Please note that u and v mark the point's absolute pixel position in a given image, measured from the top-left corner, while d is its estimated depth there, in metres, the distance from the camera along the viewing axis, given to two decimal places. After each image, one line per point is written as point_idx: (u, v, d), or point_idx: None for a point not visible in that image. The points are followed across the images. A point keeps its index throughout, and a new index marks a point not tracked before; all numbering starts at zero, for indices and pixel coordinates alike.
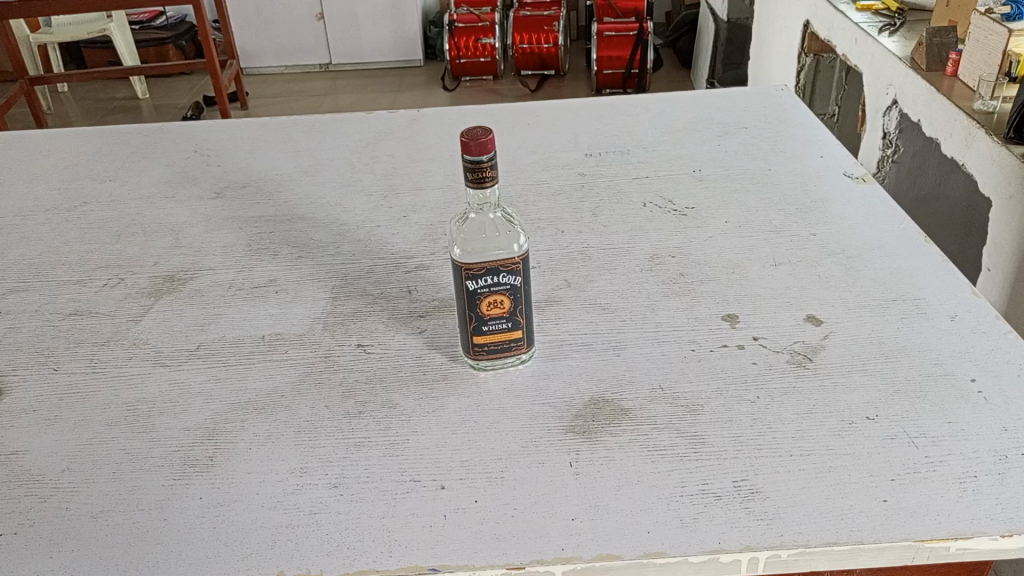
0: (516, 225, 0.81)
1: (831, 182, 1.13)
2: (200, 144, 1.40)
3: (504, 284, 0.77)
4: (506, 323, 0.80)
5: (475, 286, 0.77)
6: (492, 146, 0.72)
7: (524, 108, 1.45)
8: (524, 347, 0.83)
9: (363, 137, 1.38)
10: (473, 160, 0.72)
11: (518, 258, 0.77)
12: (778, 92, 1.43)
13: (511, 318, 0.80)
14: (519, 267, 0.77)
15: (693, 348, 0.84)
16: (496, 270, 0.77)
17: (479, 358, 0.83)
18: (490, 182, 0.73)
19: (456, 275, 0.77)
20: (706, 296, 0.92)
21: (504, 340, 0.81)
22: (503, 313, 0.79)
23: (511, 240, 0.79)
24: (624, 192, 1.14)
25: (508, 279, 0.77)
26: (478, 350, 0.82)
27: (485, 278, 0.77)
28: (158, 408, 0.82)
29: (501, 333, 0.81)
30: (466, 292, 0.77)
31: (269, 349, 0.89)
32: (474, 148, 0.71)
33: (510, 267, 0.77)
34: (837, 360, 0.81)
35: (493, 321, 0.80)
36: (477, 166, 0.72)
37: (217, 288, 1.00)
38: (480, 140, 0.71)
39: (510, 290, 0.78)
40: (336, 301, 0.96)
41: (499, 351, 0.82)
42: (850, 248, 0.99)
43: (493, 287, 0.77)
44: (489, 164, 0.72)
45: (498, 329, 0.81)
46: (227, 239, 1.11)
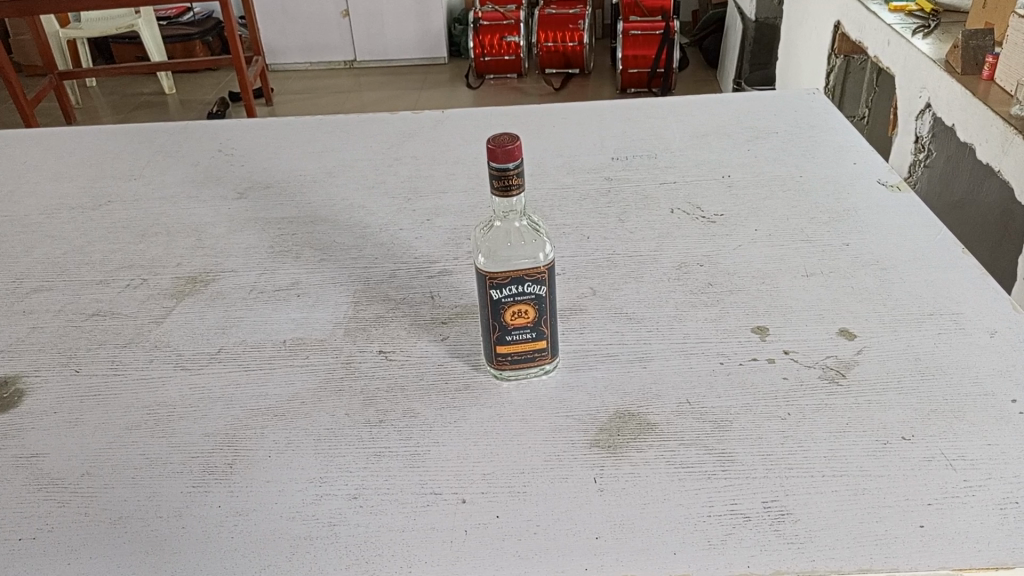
0: (542, 233, 0.79)
1: (864, 190, 1.10)
2: (224, 144, 1.39)
3: (529, 294, 0.76)
4: (530, 333, 0.78)
5: (499, 295, 0.75)
6: (519, 153, 0.71)
7: (550, 111, 1.44)
8: (548, 358, 0.81)
9: (387, 138, 1.37)
10: (500, 167, 0.71)
11: (543, 267, 0.75)
12: (809, 96, 1.40)
13: (536, 328, 0.78)
14: (544, 276, 0.75)
15: (722, 361, 0.82)
16: (521, 279, 0.75)
17: (502, 369, 0.81)
18: (516, 191, 0.72)
19: (480, 284, 0.76)
20: (736, 307, 0.90)
21: (528, 350, 0.80)
22: (527, 323, 0.77)
23: (538, 248, 0.78)
24: (651, 197, 1.12)
25: (533, 288, 0.76)
26: (502, 361, 0.80)
27: (510, 287, 0.75)
28: (178, 413, 0.81)
29: (525, 344, 0.79)
30: (490, 301, 0.76)
31: (290, 353, 0.88)
32: (501, 155, 0.70)
33: (535, 276, 0.75)
34: (871, 377, 0.79)
35: (516, 331, 0.78)
36: (504, 175, 0.71)
37: (238, 291, 1.00)
38: (507, 148, 0.70)
39: (534, 299, 0.76)
40: (358, 306, 0.95)
41: (523, 361, 0.80)
42: (885, 259, 0.96)
43: (517, 296, 0.76)
44: (516, 173, 0.71)
45: (522, 339, 0.79)
46: (250, 241, 1.10)
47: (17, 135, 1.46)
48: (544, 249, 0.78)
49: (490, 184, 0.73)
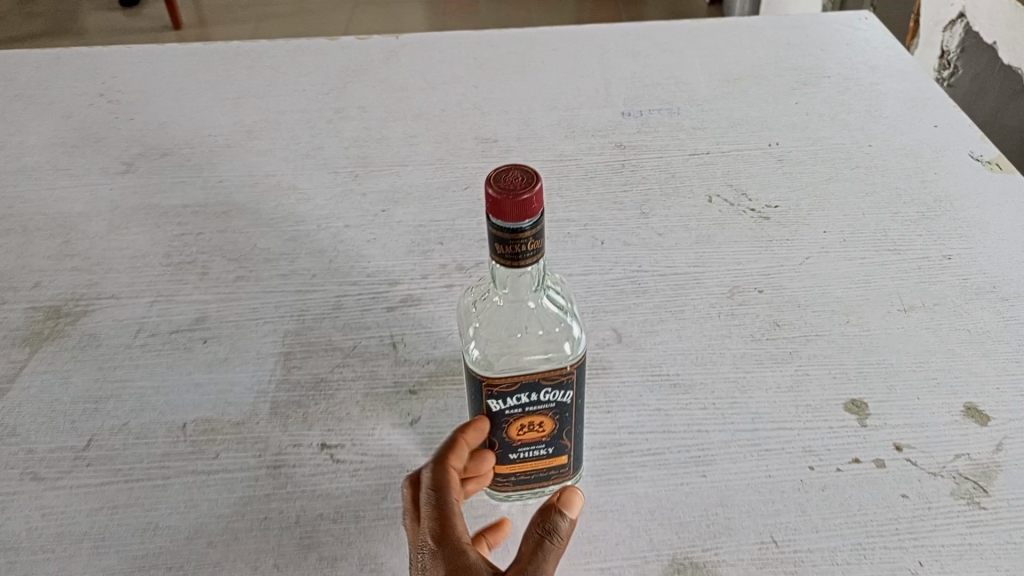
0: (572, 313, 0.52)
1: (955, 168, 0.85)
2: (106, 85, 1.06)
3: (545, 401, 0.51)
4: (546, 449, 0.53)
5: (501, 404, 0.50)
6: (538, 205, 0.43)
7: (533, 38, 1.12)
8: (571, 475, 0.56)
9: (324, 78, 1.05)
10: (510, 226, 0.43)
11: (569, 370, 0.49)
12: (861, 20, 1.11)
13: (555, 443, 0.53)
14: (570, 376, 0.50)
15: (812, 465, 0.58)
16: (534, 384, 0.50)
17: (504, 494, 0.56)
18: (530, 261, 0.45)
19: (472, 388, 0.50)
20: (817, 365, 0.65)
21: (543, 469, 0.55)
22: (543, 438, 0.53)
23: (566, 339, 0.51)
24: (680, 178, 0.85)
25: (551, 393, 0.50)
26: (505, 485, 0.55)
27: (517, 394, 0.50)
28: (21, 564, 0.55)
29: (540, 463, 0.54)
30: (487, 412, 0.51)
31: (194, 448, 0.62)
32: (511, 207, 0.43)
33: (557, 379, 0.50)
34: (1023, 494, 0.56)
35: (527, 450, 0.53)
36: (514, 238, 0.44)
37: (118, 334, 0.71)
38: (520, 198, 0.43)
39: (554, 407, 0.51)
40: (291, 360, 0.68)
41: (534, 483, 0.56)
42: (1005, 283, 0.72)
43: (528, 405, 0.51)
44: (533, 234, 0.44)
45: (534, 458, 0.54)
46: (138, 245, 0.80)
47: None
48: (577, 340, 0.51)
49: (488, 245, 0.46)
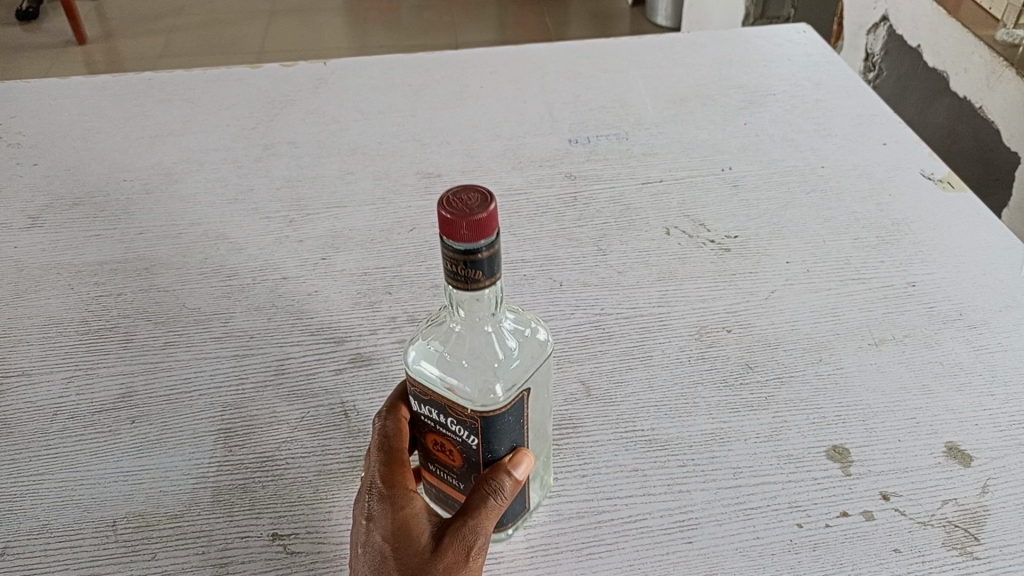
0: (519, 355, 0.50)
1: (907, 189, 0.84)
2: (6, 126, 0.96)
3: (452, 434, 0.49)
4: (458, 480, 0.52)
5: (418, 410, 0.51)
6: (493, 224, 0.40)
7: (470, 60, 1.08)
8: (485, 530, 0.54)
9: (250, 111, 0.98)
10: (465, 248, 0.40)
11: (468, 412, 0.47)
12: (800, 34, 1.10)
13: (465, 479, 0.52)
14: (475, 423, 0.48)
15: (800, 522, 0.55)
16: (443, 408, 0.49)
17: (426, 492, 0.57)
18: (484, 284, 0.41)
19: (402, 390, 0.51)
20: (795, 411, 0.63)
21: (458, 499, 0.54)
22: (455, 468, 0.52)
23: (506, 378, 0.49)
24: (636, 209, 0.82)
25: (458, 429, 0.49)
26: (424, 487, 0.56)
27: (430, 409, 0.50)
28: None
29: (451, 490, 0.54)
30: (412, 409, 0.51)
31: (126, 550, 0.55)
32: (466, 228, 0.39)
33: (458, 415, 0.48)
34: (1015, 539, 0.54)
35: (441, 469, 0.53)
36: (466, 261, 0.40)
37: (32, 418, 0.63)
38: (475, 219, 0.39)
39: (461, 446, 0.50)
40: (233, 437, 0.62)
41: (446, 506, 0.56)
42: (970, 309, 0.71)
43: (440, 428, 0.50)
44: (488, 257, 0.40)
45: (450, 484, 0.53)
46: (50, 311, 0.73)
47: None
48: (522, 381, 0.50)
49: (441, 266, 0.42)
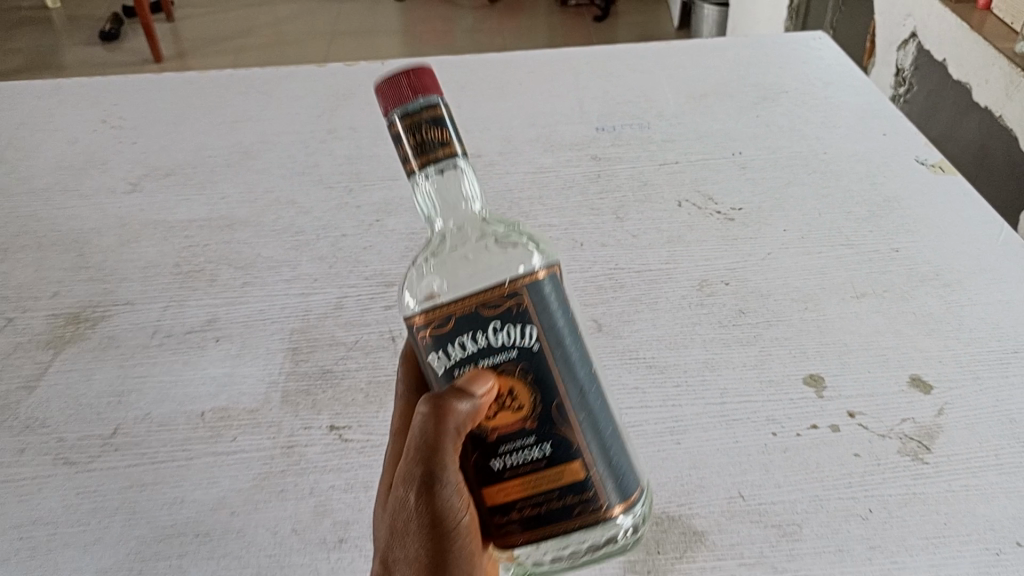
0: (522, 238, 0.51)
1: (903, 171, 0.92)
2: (110, 112, 1.12)
3: (503, 349, 0.45)
4: (536, 441, 0.45)
5: (444, 364, 0.46)
6: (430, 85, 0.45)
7: (513, 61, 1.20)
8: (602, 503, 0.46)
9: (317, 102, 1.12)
10: (408, 108, 0.44)
11: (508, 288, 0.44)
12: (815, 40, 1.20)
13: (546, 431, 0.45)
14: (528, 304, 0.44)
15: (775, 432, 0.65)
16: (483, 321, 0.44)
17: (523, 539, 0.46)
18: (442, 140, 0.44)
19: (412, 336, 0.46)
20: (779, 346, 0.72)
21: (550, 485, 0.46)
22: (527, 422, 0.45)
23: (521, 260, 0.50)
24: (652, 185, 0.92)
25: (513, 334, 0.45)
26: (510, 524, 0.46)
27: (463, 342, 0.45)
28: (62, 537, 0.61)
29: (531, 475, 0.46)
30: (435, 377, 0.46)
31: (211, 434, 0.67)
32: (402, 85, 0.44)
33: (499, 306, 0.44)
34: (961, 450, 0.63)
35: (509, 450, 0.46)
36: (416, 121, 0.44)
37: (136, 335, 0.77)
38: (413, 79, 0.44)
39: (526, 364, 0.45)
40: (298, 355, 0.74)
41: (546, 522, 0.46)
42: (947, 270, 0.79)
43: (487, 359, 0.45)
44: (436, 115, 0.44)
45: (532, 464, 0.46)
46: (149, 256, 0.86)
47: None
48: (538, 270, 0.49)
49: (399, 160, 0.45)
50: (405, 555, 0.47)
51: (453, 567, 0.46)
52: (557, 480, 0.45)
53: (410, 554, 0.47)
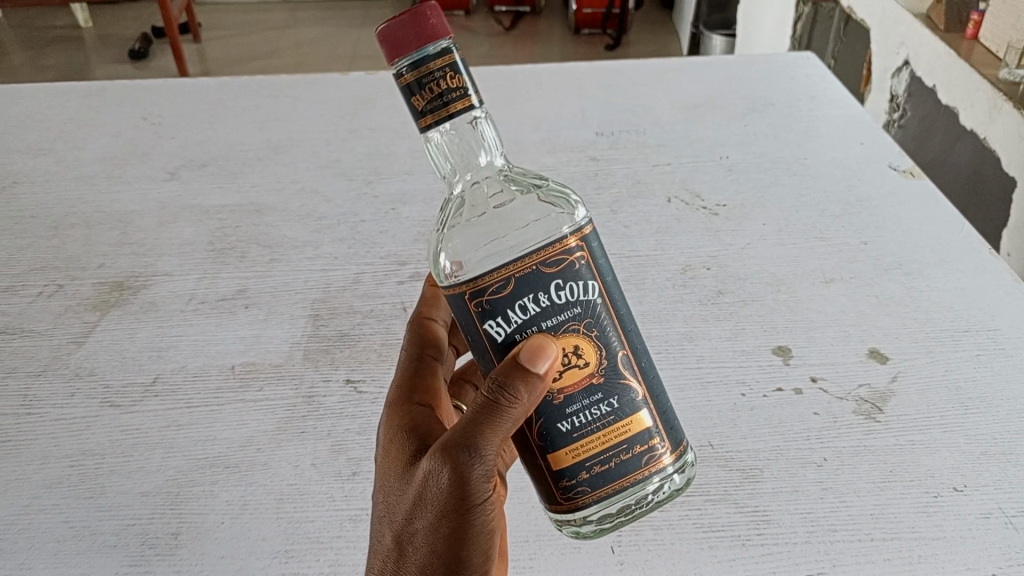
0: (550, 178, 0.52)
1: (876, 176, 1.00)
2: (150, 111, 1.22)
3: (568, 307, 0.48)
4: (600, 400, 0.50)
5: (502, 331, 0.48)
6: (435, 27, 0.45)
7: (522, 74, 1.29)
8: (661, 448, 0.51)
9: (340, 106, 1.22)
10: (415, 60, 0.45)
11: (567, 246, 0.47)
12: (804, 59, 1.29)
13: (609, 389, 0.50)
14: (587, 259, 0.48)
15: (743, 393, 0.72)
16: (545, 282, 0.47)
17: (593, 496, 0.50)
18: (455, 90, 0.45)
19: (451, 299, 0.48)
20: (752, 322, 0.80)
21: (614, 442, 0.50)
22: (592, 383, 0.49)
23: (553, 220, 0.50)
24: (645, 183, 1.01)
25: (575, 292, 0.48)
26: (579, 483, 0.50)
27: (525, 306, 0.48)
28: (108, 465, 0.69)
29: (596, 436, 0.50)
30: (493, 345, 0.49)
31: (240, 384, 0.76)
32: (407, 30, 0.45)
33: (559, 266, 0.47)
34: (910, 411, 0.70)
35: (576, 411, 0.50)
36: (424, 74, 0.45)
37: (174, 301, 0.85)
38: (415, 26, 0.45)
39: (589, 320, 0.49)
40: (319, 321, 0.82)
41: (613, 475, 0.50)
42: (910, 261, 0.86)
43: (550, 319, 0.48)
44: (445, 63, 0.45)
45: (598, 423, 0.50)
46: (185, 234, 0.95)
47: None
48: (569, 215, 0.50)
49: (408, 108, 0.47)
50: (426, 526, 0.49)
51: (470, 541, 0.48)
52: (624, 435, 0.50)
53: (431, 525, 0.48)
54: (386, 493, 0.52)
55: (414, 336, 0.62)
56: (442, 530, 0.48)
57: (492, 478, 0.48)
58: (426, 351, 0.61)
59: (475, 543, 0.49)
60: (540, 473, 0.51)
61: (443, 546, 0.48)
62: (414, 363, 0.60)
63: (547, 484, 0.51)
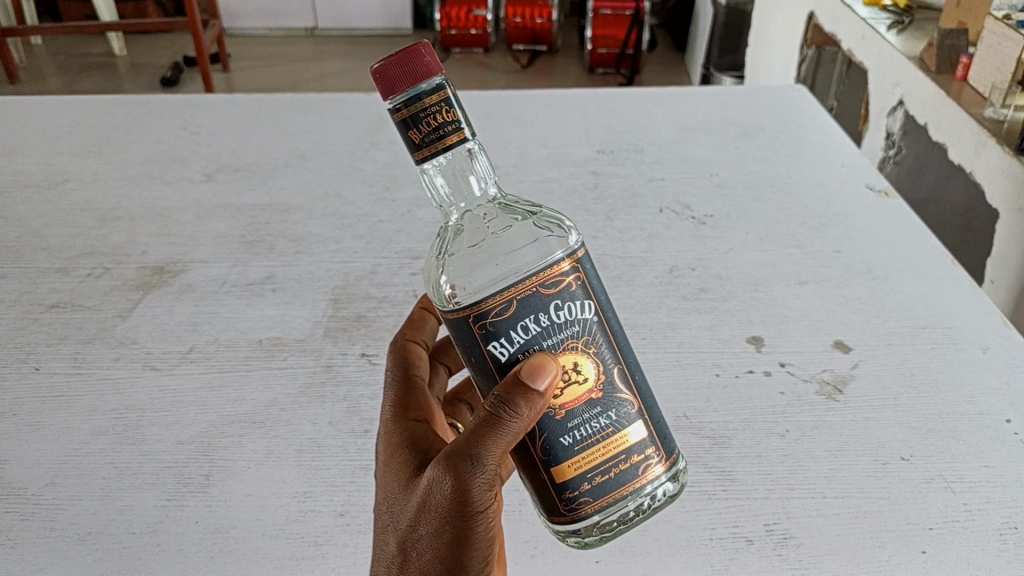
0: (543, 206, 0.57)
1: (853, 194, 1.09)
2: (188, 122, 1.32)
3: (567, 327, 0.51)
4: (598, 414, 0.52)
5: (505, 351, 0.50)
6: (426, 64, 0.49)
7: (532, 97, 1.40)
8: (656, 458, 0.53)
9: (362, 122, 1.32)
10: (407, 98, 0.49)
11: (565, 270, 0.51)
12: (796, 91, 1.39)
13: (608, 403, 0.52)
14: (583, 280, 0.51)
15: (718, 373, 0.81)
16: (545, 303, 0.50)
17: (595, 507, 0.52)
18: (450, 122, 0.49)
19: (453, 322, 0.50)
20: (730, 315, 0.88)
21: (612, 454, 0.52)
22: (591, 397, 0.52)
23: (545, 244, 0.55)
24: (639, 196, 1.10)
25: (572, 311, 0.51)
26: (581, 494, 0.52)
27: (526, 326, 0.50)
28: (148, 418, 0.77)
29: (596, 447, 0.52)
30: (496, 366, 0.51)
31: (267, 354, 0.84)
32: (401, 68, 0.49)
33: (558, 287, 0.50)
34: (867, 393, 0.78)
35: (577, 425, 0.52)
36: (418, 109, 0.49)
37: (209, 283, 0.95)
38: (408, 66, 0.49)
39: (586, 337, 0.52)
40: (339, 304, 0.91)
41: (613, 484, 0.52)
42: (877, 267, 0.95)
43: (550, 338, 0.51)
44: (438, 97, 0.49)
45: (597, 436, 0.52)
46: (220, 228, 1.05)
47: None
48: (561, 239, 0.55)
49: (405, 140, 0.50)
50: (429, 532, 0.51)
51: (472, 545, 0.51)
52: (621, 446, 0.52)
53: (434, 532, 0.51)
54: (390, 502, 0.55)
55: (398, 358, 0.64)
56: (445, 535, 0.50)
57: (492, 488, 0.50)
58: (410, 369, 0.63)
59: (476, 549, 0.51)
60: (541, 486, 0.52)
61: (444, 551, 0.50)
62: (402, 382, 0.62)
63: (549, 499, 0.53)
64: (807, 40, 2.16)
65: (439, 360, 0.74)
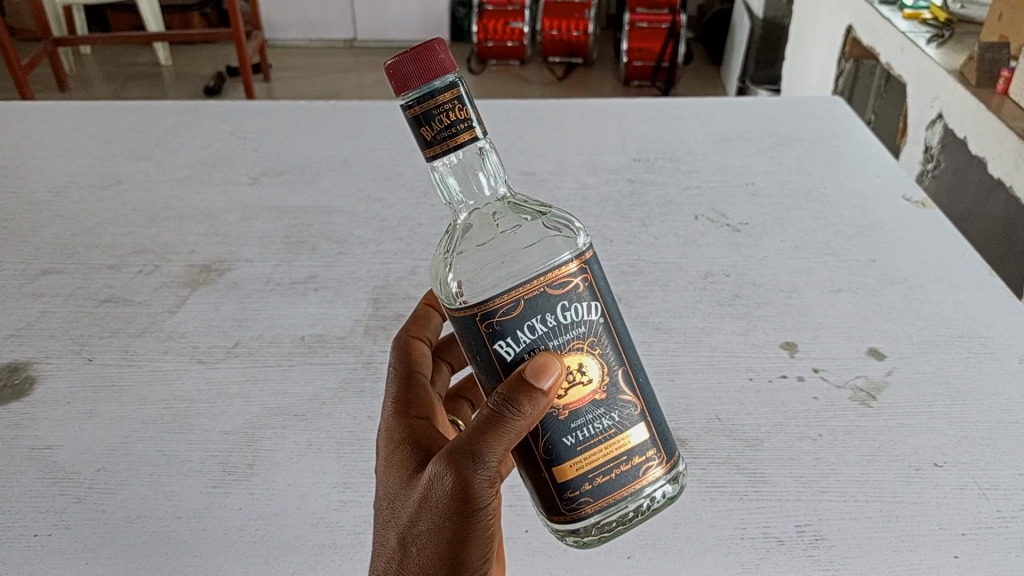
0: (552, 206, 0.58)
1: (889, 205, 1.09)
2: (234, 127, 1.36)
3: (572, 329, 0.52)
4: (601, 415, 0.53)
5: (511, 350, 0.51)
6: (439, 60, 0.51)
7: (570, 106, 1.42)
8: (656, 460, 0.54)
9: (403, 128, 1.35)
10: (419, 96, 0.50)
11: (572, 271, 0.51)
12: (828, 101, 1.39)
13: (611, 404, 0.53)
14: (590, 281, 0.52)
15: (751, 377, 0.81)
16: (552, 303, 0.51)
17: (594, 507, 0.53)
18: (460, 120, 0.51)
19: (460, 321, 0.51)
20: (764, 321, 0.89)
21: (613, 456, 0.53)
22: (594, 399, 0.53)
23: (552, 246, 0.57)
24: (674, 203, 1.11)
25: (578, 312, 0.52)
26: (582, 494, 0.53)
27: (532, 326, 0.51)
28: (195, 408, 0.80)
29: (597, 448, 0.53)
30: (501, 365, 0.52)
31: (310, 350, 0.87)
32: (415, 65, 0.50)
33: (565, 289, 0.51)
34: (901, 400, 0.78)
35: (581, 425, 0.53)
36: (429, 107, 0.50)
37: (254, 281, 0.98)
38: (420, 64, 0.50)
39: (592, 339, 0.53)
40: (378, 303, 0.94)
41: (613, 485, 0.53)
42: (912, 277, 0.95)
43: (556, 339, 0.52)
44: (449, 95, 0.51)
45: (599, 437, 0.53)
46: (264, 230, 1.08)
47: (28, 107, 1.43)
48: (568, 240, 0.57)
49: (417, 137, 0.52)
50: (429, 527, 0.51)
51: (471, 541, 0.51)
52: (622, 448, 0.53)
53: (434, 527, 0.51)
54: (391, 498, 0.55)
55: (402, 355, 0.64)
56: (445, 531, 0.51)
57: (493, 485, 0.51)
58: (413, 367, 0.63)
59: (476, 545, 0.51)
60: (542, 485, 0.53)
61: (445, 546, 0.51)
62: (404, 380, 0.62)
63: (549, 498, 0.53)
64: (845, 54, 2.15)
65: (442, 357, 0.75)
